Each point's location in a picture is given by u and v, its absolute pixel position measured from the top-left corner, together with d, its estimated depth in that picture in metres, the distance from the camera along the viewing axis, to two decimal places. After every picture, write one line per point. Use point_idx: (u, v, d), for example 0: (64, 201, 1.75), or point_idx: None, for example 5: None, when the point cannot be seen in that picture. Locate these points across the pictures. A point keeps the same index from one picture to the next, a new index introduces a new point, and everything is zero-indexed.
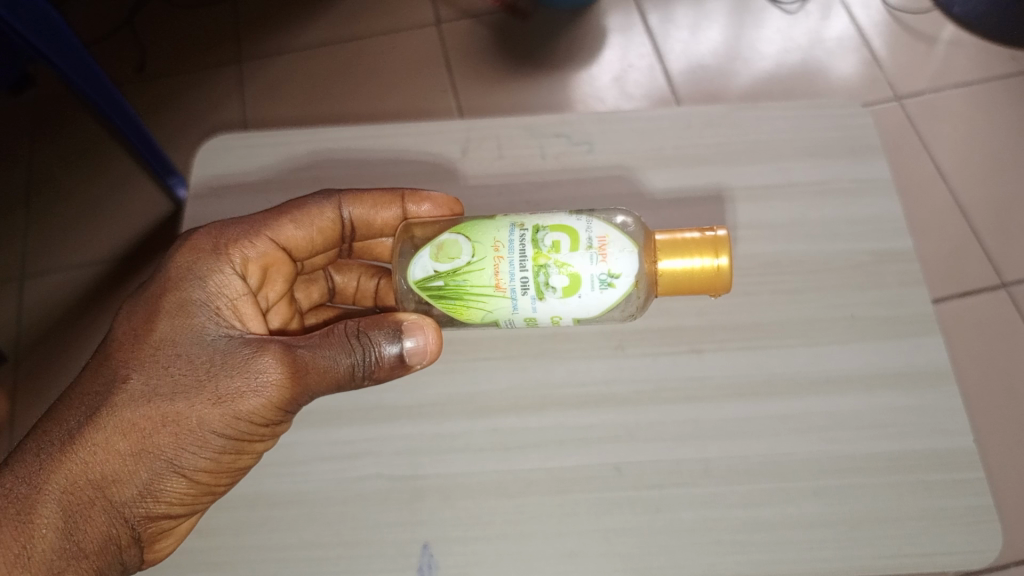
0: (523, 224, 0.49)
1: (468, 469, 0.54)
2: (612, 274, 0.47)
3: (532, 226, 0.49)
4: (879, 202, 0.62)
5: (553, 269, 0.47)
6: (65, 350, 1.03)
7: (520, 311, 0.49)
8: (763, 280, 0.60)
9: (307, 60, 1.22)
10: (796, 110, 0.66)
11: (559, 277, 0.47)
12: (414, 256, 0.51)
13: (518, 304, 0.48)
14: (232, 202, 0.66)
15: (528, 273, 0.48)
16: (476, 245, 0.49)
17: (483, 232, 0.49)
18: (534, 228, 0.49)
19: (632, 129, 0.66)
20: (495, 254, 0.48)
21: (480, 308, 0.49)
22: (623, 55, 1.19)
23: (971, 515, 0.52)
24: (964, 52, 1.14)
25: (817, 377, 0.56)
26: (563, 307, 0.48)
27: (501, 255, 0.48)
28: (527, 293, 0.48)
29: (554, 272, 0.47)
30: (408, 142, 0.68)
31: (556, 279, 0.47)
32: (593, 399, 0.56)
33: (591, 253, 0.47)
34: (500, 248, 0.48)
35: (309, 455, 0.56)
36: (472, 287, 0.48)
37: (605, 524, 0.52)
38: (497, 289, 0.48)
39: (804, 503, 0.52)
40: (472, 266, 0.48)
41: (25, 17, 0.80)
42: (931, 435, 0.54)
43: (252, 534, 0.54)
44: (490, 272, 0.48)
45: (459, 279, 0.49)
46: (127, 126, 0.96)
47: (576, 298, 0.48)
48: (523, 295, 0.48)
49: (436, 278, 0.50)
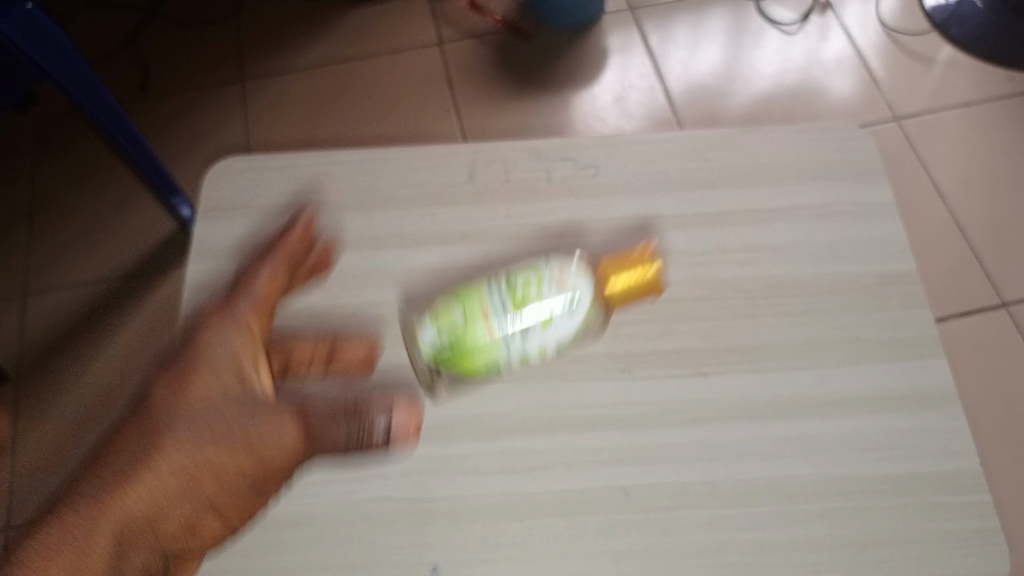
0: (496, 284, 0.57)
1: (477, 491, 0.54)
2: (574, 299, 0.56)
3: (503, 282, 0.57)
4: (881, 224, 0.63)
5: (529, 308, 0.56)
6: (67, 369, 1.01)
7: (515, 354, 0.56)
8: (768, 303, 0.60)
9: (310, 80, 1.22)
10: (800, 133, 0.67)
11: (537, 313, 0.56)
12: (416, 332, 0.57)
13: (512, 349, 0.56)
14: (237, 223, 0.65)
15: (512, 320, 0.55)
16: (464, 310, 0.56)
17: (466, 299, 0.56)
18: (506, 285, 0.56)
19: (637, 151, 0.67)
20: (481, 314, 0.55)
21: (482, 358, 0.55)
22: (624, 75, 1.20)
23: (976, 538, 0.52)
24: (962, 73, 1.15)
25: (823, 399, 0.56)
26: (546, 339, 0.56)
27: (486, 315, 0.55)
28: (516, 336, 0.55)
29: (532, 310, 0.56)
30: (415, 165, 0.67)
31: (534, 315, 0.56)
32: (600, 421, 0.56)
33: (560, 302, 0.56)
34: (484, 310, 0.55)
35: (317, 476, 0.55)
36: (471, 343, 0.55)
37: (613, 546, 0.52)
38: (491, 342, 0.55)
39: (811, 525, 0.53)
40: (466, 329, 0.55)
41: (38, 42, 0.80)
42: (935, 458, 0.54)
43: (261, 556, 0.53)
44: (482, 329, 0.55)
45: (460, 340, 0.55)
46: (112, 124, 0.93)
47: (553, 328, 0.56)
48: (514, 340, 0.55)
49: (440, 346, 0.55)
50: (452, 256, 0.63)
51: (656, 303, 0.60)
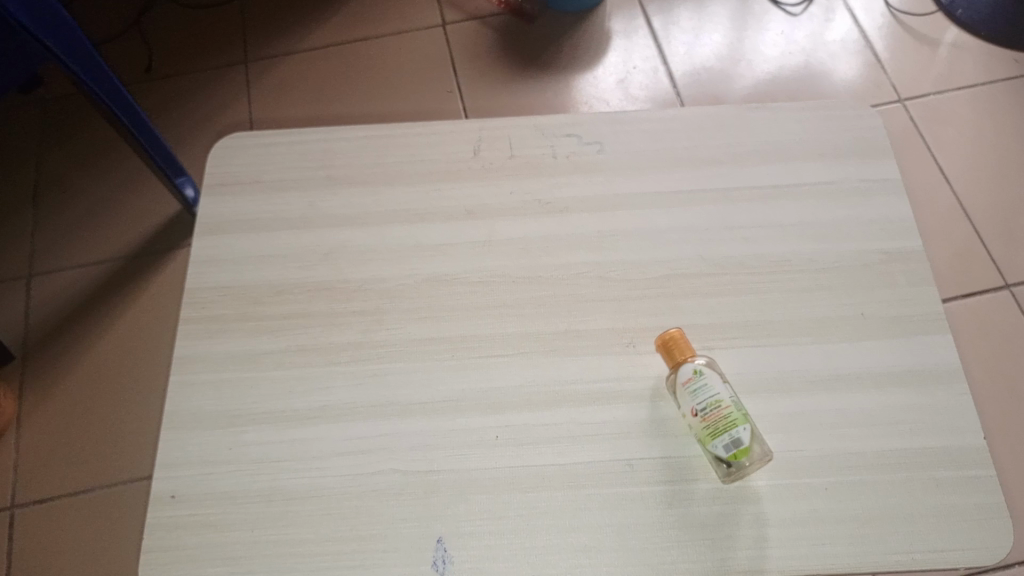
0: (711, 403, 0.52)
1: (482, 464, 0.54)
2: (697, 369, 0.53)
3: (709, 400, 0.52)
4: (886, 202, 0.64)
5: (711, 388, 0.52)
6: (75, 351, 0.90)
7: (728, 395, 0.52)
8: (773, 280, 0.60)
9: (315, 60, 1.22)
10: (805, 112, 0.68)
11: (714, 386, 0.52)
12: (739, 456, 0.51)
13: (733, 396, 0.52)
14: (245, 199, 0.65)
15: (727, 400, 0.52)
16: (729, 428, 0.51)
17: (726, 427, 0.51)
18: (710, 399, 0.52)
19: (642, 130, 0.67)
20: (727, 415, 0.51)
21: (745, 419, 0.51)
22: (627, 57, 1.19)
23: (981, 512, 0.52)
24: (968, 55, 1.16)
25: (828, 374, 0.57)
26: (719, 384, 0.52)
27: (726, 412, 0.51)
28: (733, 396, 0.52)
29: (713, 387, 0.52)
30: (420, 142, 0.68)
31: (714, 385, 0.52)
32: (605, 395, 0.56)
33: (707, 380, 0.52)
34: (723, 416, 0.51)
35: (326, 450, 0.55)
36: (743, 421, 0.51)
37: (619, 519, 0.52)
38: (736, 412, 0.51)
39: (817, 500, 0.53)
40: (738, 422, 0.51)
41: (49, 29, 0.76)
42: (941, 433, 0.55)
43: (269, 528, 0.53)
44: (733, 415, 0.51)
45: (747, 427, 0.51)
46: (118, 107, 0.88)
47: (719, 380, 0.53)
48: (731, 395, 0.52)
49: (744, 446, 0.51)
50: (459, 232, 0.63)
51: (661, 278, 0.61)
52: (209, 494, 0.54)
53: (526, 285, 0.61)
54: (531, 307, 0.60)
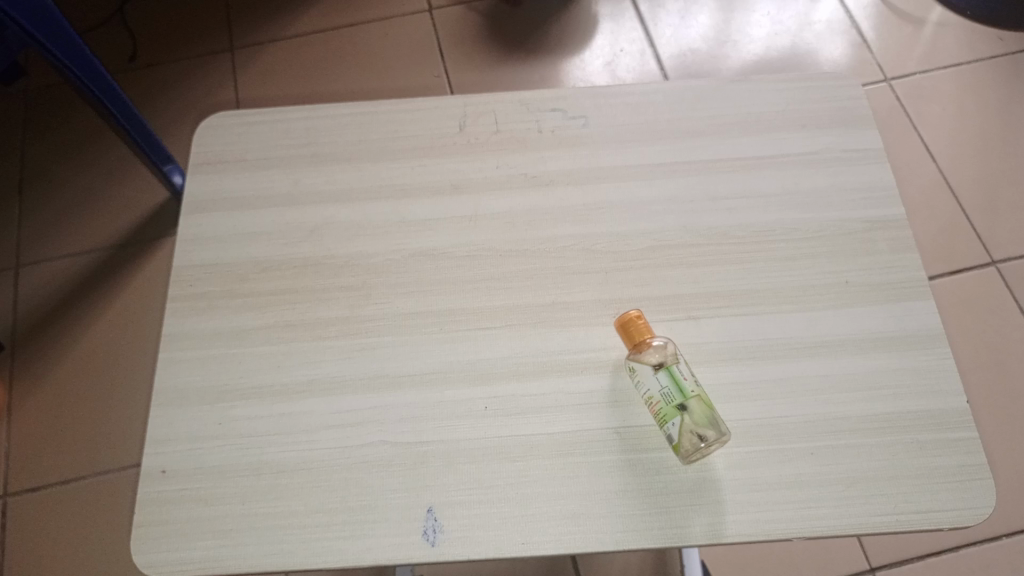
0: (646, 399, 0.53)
1: (470, 434, 0.54)
2: (633, 367, 0.54)
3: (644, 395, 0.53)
4: (868, 170, 0.64)
5: (643, 384, 0.53)
6: (74, 331, 1.01)
7: (657, 390, 0.52)
8: (757, 250, 0.61)
9: (301, 47, 1.22)
10: (788, 83, 0.69)
11: (645, 382, 0.53)
12: (681, 447, 0.51)
13: (663, 389, 0.51)
14: (230, 178, 0.65)
15: (654, 395, 0.52)
16: (662, 423, 0.52)
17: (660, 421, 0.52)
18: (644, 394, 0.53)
19: (626, 103, 0.68)
20: (655, 411, 0.52)
21: (675, 412, 0.51)
22: (614, 40, 1.20)
23: (964, 473, 0.53)
24: (952, 33, 1.18)
25: (812, 341, 0.57)
26: (649, 378, 0.53)
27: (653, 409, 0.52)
28: (663, 389, 0.51)
29: (644, 382, 0.53)
30: (404, 118, 0.68)
31: (646, 381, 0.53)
32: (592, 364, 0.57)
33: (641, 375, 0.53)
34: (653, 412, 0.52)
35: (315, 423, 0.55)
36: (670, 415, 0.51)
37: (607, 486, 0.53)
38: (663, 407, 0.51)
39: (803, 463, 0.53)
40: (666, 417, 0.51)
41: (41, 19, 0.77)
42: (924, 396, 0.55)
43: (259, 501, 0.53)
44: (661, 411, 0.52)
45: (676, 421, 0.51)
46: (100, 90, 0.88)
47: (651, 372, 0.53)
48: (662, 389, 0.52)
49: (680, 438, 0.51)
50: (445, 208, 0.63)
51: (646, 250, 0.61)
52: (198, 470, 0.54)
53: (512, 258, 0.61)
54: (518, 280, 0.60)
